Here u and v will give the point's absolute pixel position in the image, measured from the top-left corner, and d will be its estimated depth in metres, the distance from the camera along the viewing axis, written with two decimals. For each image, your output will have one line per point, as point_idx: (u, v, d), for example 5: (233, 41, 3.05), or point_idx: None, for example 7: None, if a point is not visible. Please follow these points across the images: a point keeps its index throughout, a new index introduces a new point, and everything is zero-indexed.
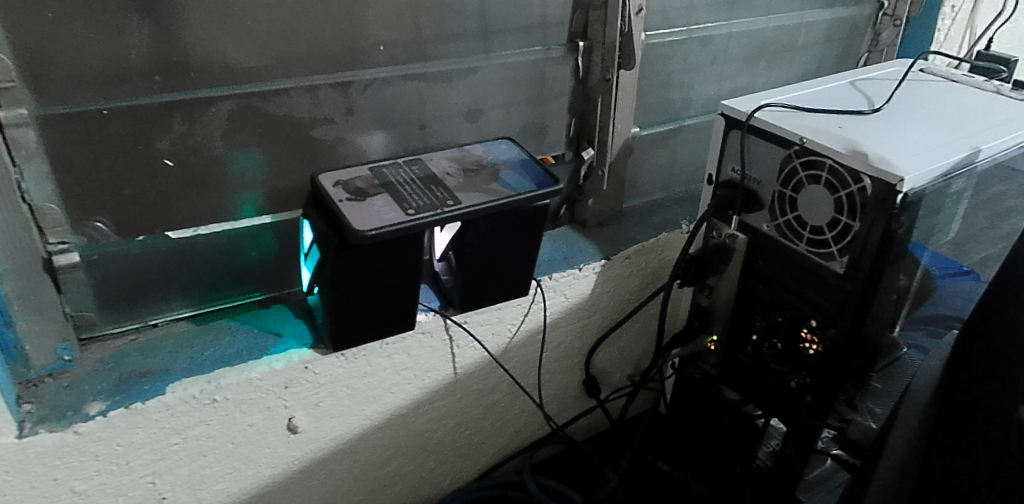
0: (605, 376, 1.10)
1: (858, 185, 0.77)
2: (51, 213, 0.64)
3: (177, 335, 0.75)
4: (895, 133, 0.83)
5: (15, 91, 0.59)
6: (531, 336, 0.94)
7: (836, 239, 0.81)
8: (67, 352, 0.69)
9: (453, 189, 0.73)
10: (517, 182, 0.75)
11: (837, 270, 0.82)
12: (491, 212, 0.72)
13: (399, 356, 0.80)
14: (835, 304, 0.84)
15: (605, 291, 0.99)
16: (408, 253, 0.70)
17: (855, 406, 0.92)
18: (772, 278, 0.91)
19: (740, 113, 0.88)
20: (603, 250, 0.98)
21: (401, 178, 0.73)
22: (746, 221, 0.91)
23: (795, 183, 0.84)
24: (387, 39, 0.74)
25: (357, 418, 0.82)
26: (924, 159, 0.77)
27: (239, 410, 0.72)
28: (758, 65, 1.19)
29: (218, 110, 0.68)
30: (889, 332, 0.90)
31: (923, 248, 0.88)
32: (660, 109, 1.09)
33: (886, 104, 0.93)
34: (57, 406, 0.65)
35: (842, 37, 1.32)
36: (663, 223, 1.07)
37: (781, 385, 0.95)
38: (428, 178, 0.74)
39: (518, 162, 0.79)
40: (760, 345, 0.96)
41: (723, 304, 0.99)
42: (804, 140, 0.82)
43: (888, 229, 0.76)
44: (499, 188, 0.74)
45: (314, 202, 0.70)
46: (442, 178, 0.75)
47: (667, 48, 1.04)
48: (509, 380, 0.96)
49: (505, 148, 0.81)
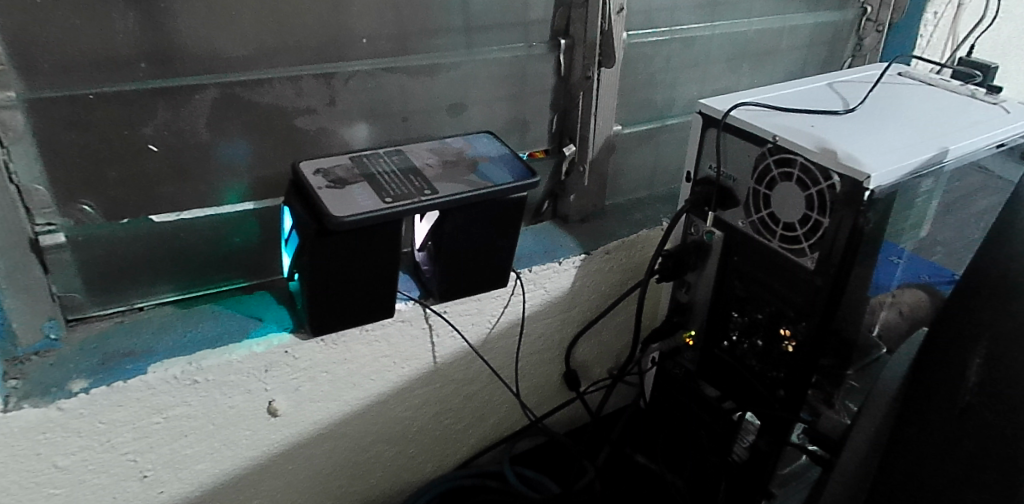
0: (585, 370, 1.12)
1: (828, 182, 0.79)
2: (39, 194, 0.66)
3: (161, 318, 0.77)
4: (866, 133, 0.85)
5: (4, 75, 0.61)
6: (510, 328, 0.96)
7: (807, 235, 0.83)
8: (54, 330, 0.71)
9: (432, 180, 0.75)
10: (496, 175, 0.77)
11: (808, 266, 0.84)
12: (468, 202, 0.74)
13: (379, 343, 0.82)
14: (807, 299, 0.86)
15: (585, 285, 1.01)
16: (386, 241, 0.72)
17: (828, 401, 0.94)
18: (747, 273, 0.93)
19: (716, 111, 0.90)
20: (583, 245, 1.00)
21: (382, 168, 0.75)
22: (722, 217, 0.93)
23: (768, 181, 0.86)
24: (371, 33, 0.76)
25: (337, 403, 0.83)
26: (891, 158, 0.79)
27: (220, 391, 0.74)
28: (742, 67, 1.22)
29: (203, 98, 0.70)
30: (860, 329, 0.93)
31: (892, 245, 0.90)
32: (643, 108, 1.11)
33: (861, 105, 0.95)
34: (41, 382, 0.67)
35: (826, 41, 1.35)
36: (644, 219, 1.09)
37: (757, 380, 0.96)
38: (408, 169, 0.76)
39: (497, 156, 0.81)
40: (738, 341, 0.98)
41: (702, 300, 1.01)
42: (776, 138, 0.84)
43: (856, 225, 0.78)
44: (477, 179, 0.76)
45: (295, 190, 0.72)
46: (422, 169, 0.77)
47: (650, 48, 1.06)
48: (489, 370, 0.97)
49: (486, 141, 0.83)
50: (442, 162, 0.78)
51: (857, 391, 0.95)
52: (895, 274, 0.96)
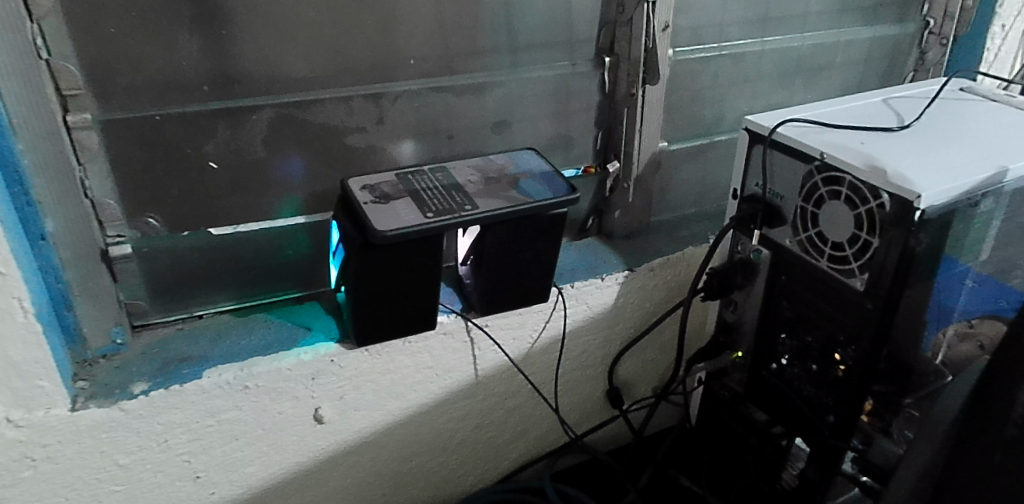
0: (629, 387, 1.12)
1: (877, 201, 0.77)
2: (110, 208, 0.71)
3: (217, 326, 0.81)
4: (919, 151, 0.83)
5: (82, 98, 0.66)
6: (552, 343, 0.96)
7: (856, 255, 0.81)
8: (120, 336, 0.75)
9: (474, 197, 0.77)
10: (536, 191, 0.78)
11: (858, 287, 0.82)
12: (508, 218, 0.76)
13: (421, 355, 0.84)
14: (857, 323, 0.84)
15: (629, 301, 1.01)
16: (429, 255, 0.74)
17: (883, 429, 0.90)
18: (796, 294, 0.91)
19: (763, 128, 0.90)
20: (627, 261, 1.00)
21: (426, 185, 0.78)
22: (769, 235, 0.92)
23: (816, 199, 0.84)
24: (418, 54, 0.79)
25: (380, 412, 0.86)
26: (945, 177, 0.77)
27: (269, 397, 0.77)
28: (794, 82, 1.20)
29: (259, 118, 0.74)
30: (919, 353, 0.89)
31: (953, 263, 0.86)
32: (690, 125, 1.11)
33: (916, 122, 0.93)
34: (107, 384, 0.71)
35: (885, 55, 1.31)
36: (690, 236, 1.09)
37: (805, 405, 0.94)
38: (451, 185, 0.78)
39: (538, 173, 0.82)
40: (787, 364, 0.96)
41: (749, 320, 1.00)
42: (824, 155, 0.82)
43: (906, 246, 0.76)
44: (519, 196, 0.78)
45: (343, 206, 0.75)
46: (464, 185, 0.79)
47: (697, 65, 1.06)
48: (531, 385, 0.98)
49: (529, 158, 0.85)
50: (485, 179, 0.80)
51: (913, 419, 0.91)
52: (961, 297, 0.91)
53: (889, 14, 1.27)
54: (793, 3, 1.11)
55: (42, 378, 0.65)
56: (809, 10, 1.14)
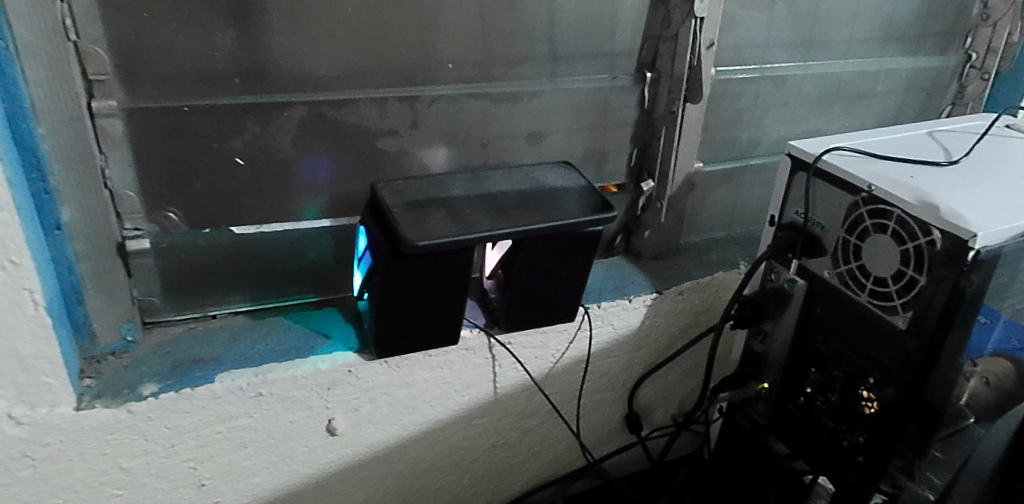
0: (648, 413, 1.09)
1: (927, 238, 0.74)
2: (129, 200, 0.68)
3: (232, 327, 0.77)
4: (971, 188, 0.80)
5: (108, 84, 0.63)
6: (574, 364, 0.93)
7: (900, 292, 0.78)
8: (130, 332, 0.72)
9: (508, 210, 0.74)
10: (572, 206, 0.76)
11: (899, 325, 0.79)
12: (544, 233, 0.73)
13: (441, 369, 0.81)
14: (897, 362, 0.81)
15: (655, 324, 0.98)
16: (460, 268, 0.71)
17: (912, 473, 0.85)
18: (830, 328, 0.88)
19: (808, 155, 0.86)
20: (656, 283, 0.97)
21: (459, 196, 0.75)
22: (807, 266, 0.89)
23: (860, 231, 0.81)
24: (457, 58, 0.76)
25: (394, 427, 0.82)
26: (1000, 216, 0.73)
27: (282, 406, 0.73)
28: (833, 109, 1.17)
29: (290, 115, 0.71)
30: (953, 397, 0.85)
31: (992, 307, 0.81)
32: (726, 147, 1.08)
33: (964, 157, 0.89)
34: (114, 384, 0.68)
35: (925, 86, 1.28)
36: (720, 261, 1.05)
37: (830, 441, 0.91)
38: (484, 198, 0.76)
39: (572, 189, 0.79)
40: (814, 397, 0.92)
41: (778, 351, 0.96)
42: (872, 187, 0.79)
43: (956, 286, 0.73)
44: (554, 210, 0.75)
45: (371, 212, 0.72)
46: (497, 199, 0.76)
47: (738, 85, 1.02)
48: (550, 405, 0.95)
49: (564, 172, 0.82)
50: (519, 192, 0.77)
51: (942, 465, 0.86)
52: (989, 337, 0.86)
53: (932, 45, 1.24)
54: (838, 28, 1.08)
55: (47, 374, 0.62)
56: (854, 36, 1.11)
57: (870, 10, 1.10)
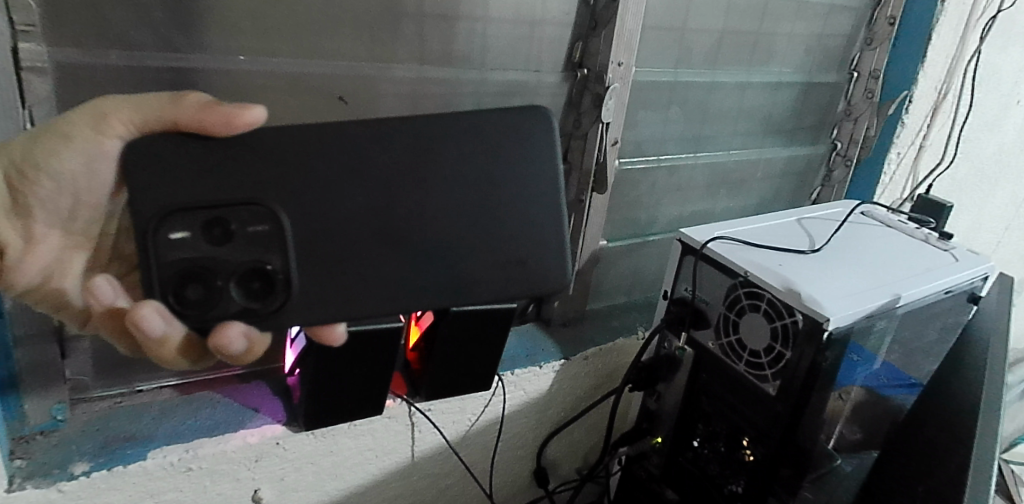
0: (554, 467, 1.17)
1: (792, 318, 0.87)
2: None
3: (162, 402, 0.78)
4: (828, 276, 0.93)
5: None
6: (488, 426, 1.00)
7: (770, 363, 0.90)
8: (60, 412, 0.73)
9: (451, 255, 0.61)
10: (544, 199, 0.63)
11: (770, 392, 0.90)
12: (491, 315, 0.84)
13: (364, 437, 0.87)
14: (767, 422, 0.92)
15: (562, 387, 1.07)
16: (389, 343, 0.78)
17: None
18: (714, 391, 0.99)
19: (695, 241, 0.98)
20: (563, 350, 1.06)
21: (354, 229, 0.58)
22: (694, 336, 1.00)
23: (738, 309, 0.93)
24: None
25: (317, 493, 0.87)
26: (849, 302, 0.87)
27: (210, 479, 0.76)
28: (719, 192, 1.31)
29: None
30: (820, 442, 0.97)
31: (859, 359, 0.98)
32: (627, 225, 1.19)
33: (825, 245, 1.04)
34: (45, 463, 0.69)
35: (799, 170, 1.45)
36: (621, 327, 1.16)
37: (716, 481, 1.02)
38: (401, 233, 0.59)
39: (522, 170, 0.62)
40: (701, 450, 1.03)
41: (669, 408, 1.06)
42: (747, 273, 0.91)
43: (815, 361, 0.85)
44: (517, 232, 0.62)
45: (170, 262, 0.54)
46: (407, 239, 0.60)
47: (639, 173, 1.14)
48: (464, 465, 1.01)
49: (518, 127, 0.61)
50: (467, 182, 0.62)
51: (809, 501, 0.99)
52: (858, 376, 1.01)
53: (805, 136, 1.41)
54: (724, 125, 1.23)
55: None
56: (738, 131, 1.26)
57: (753, 108, 1.26)
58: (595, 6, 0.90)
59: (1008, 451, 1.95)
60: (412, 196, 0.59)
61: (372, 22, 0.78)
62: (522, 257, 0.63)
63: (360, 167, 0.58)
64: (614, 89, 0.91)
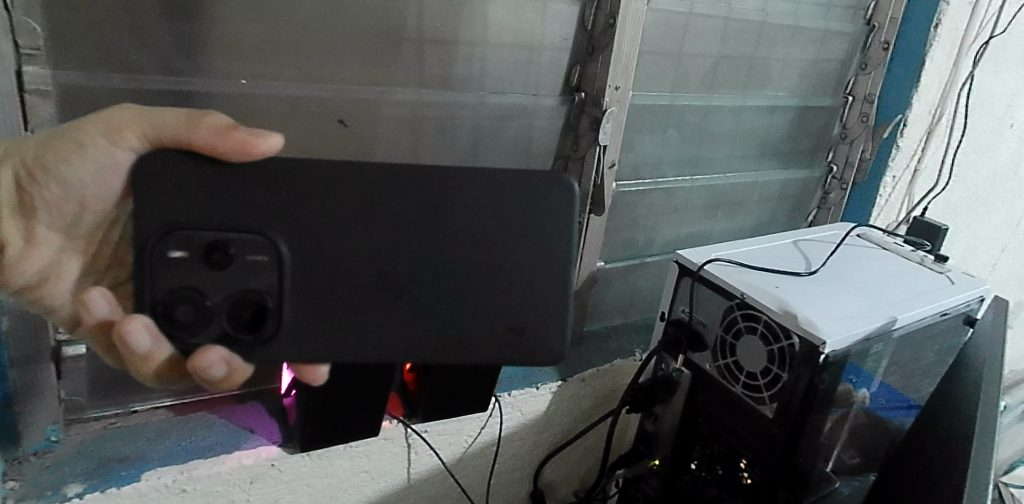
0: (551, 490, 1.16)
1: (788, 340, 0.87)
2: None
3: (156, 423, 0.78)
4: (824, 298, 0.94)
5: None
6: (485, 448, 1.00)
7: (767, 385, 0.90)
8: (54, 433, 0.73)
9: (448, 308, 0.59)
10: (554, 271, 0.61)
11: (768, 414, 0.90)
12: None
13: (360, 459, 0.86)
14: (765, 445, 0.92)
15: (559, 409, 1.06)
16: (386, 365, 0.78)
17: None
18: (712, 413, 0.99)
19: (692, 263, 0.99)
20: (560, 372, 1.06)
21: (358, 278, 0.58)
22: (691, 358, 1.00)
23: (735, 331, 0.93)
24: None
25: None
26: (845, 324, 0.87)
27: (204, 501, 0.76)
28: (716, 215, 1.31)
29: None
30: (818, 465, 0.96)
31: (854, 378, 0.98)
32: (624, 247, 1.20)
33: (821, 268, 1.04)
34: (37, 485, 0.69)
35: (795, 193, 1.46)
36: (619, 349, 1.16)
37: None
38: (404, 285, 0.58)
39: (542, 235, 0.60)
40: (699, 473, 1.02)
41: (667, 431, 1.06)
42: (743, 295, 0.92)
43: (811, 383, 0.85)
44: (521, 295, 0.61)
45: (165, 280, 0.54)
46: (408, 290, 0.58)
47: (636, 196, 1.15)
48: (460, 487, 1.01)
49: (542, 196, 0.60)
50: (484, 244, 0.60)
51: None
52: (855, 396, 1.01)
53: (801, 159, 1.42)
54: (721, 148, 1.24)
55: None
56: (735, 154, 1.27)
57: (749, 132, 1.27)
58: (593, 31, 0.91)
59: (1006, 474, 1.94)
60: (421, 248, 0.58)
61: (373, 46, 0.79)
62: (522, 324, 0.61)
63: (374, 213, 0.57)
64: (611, 112, 0.92)
